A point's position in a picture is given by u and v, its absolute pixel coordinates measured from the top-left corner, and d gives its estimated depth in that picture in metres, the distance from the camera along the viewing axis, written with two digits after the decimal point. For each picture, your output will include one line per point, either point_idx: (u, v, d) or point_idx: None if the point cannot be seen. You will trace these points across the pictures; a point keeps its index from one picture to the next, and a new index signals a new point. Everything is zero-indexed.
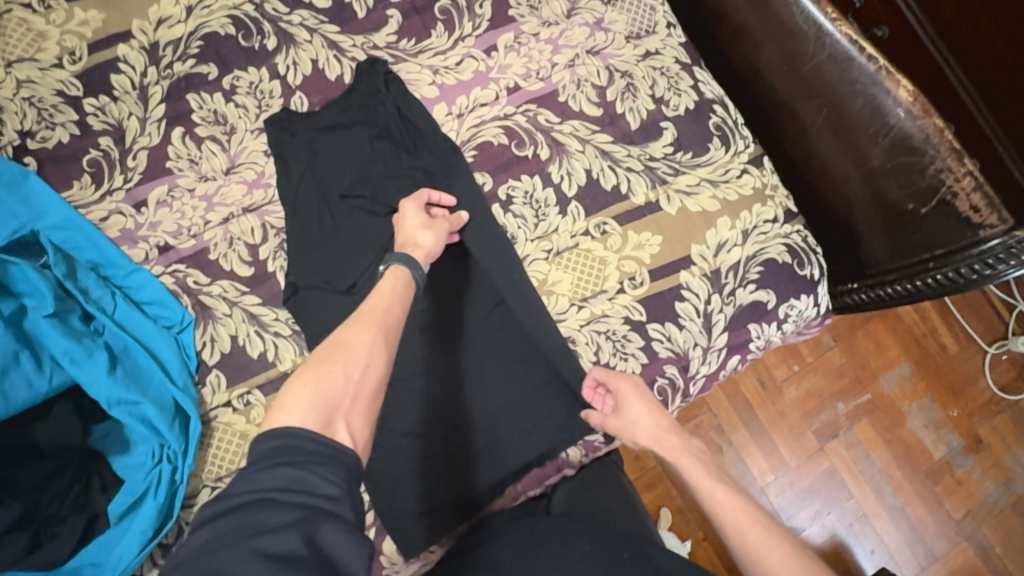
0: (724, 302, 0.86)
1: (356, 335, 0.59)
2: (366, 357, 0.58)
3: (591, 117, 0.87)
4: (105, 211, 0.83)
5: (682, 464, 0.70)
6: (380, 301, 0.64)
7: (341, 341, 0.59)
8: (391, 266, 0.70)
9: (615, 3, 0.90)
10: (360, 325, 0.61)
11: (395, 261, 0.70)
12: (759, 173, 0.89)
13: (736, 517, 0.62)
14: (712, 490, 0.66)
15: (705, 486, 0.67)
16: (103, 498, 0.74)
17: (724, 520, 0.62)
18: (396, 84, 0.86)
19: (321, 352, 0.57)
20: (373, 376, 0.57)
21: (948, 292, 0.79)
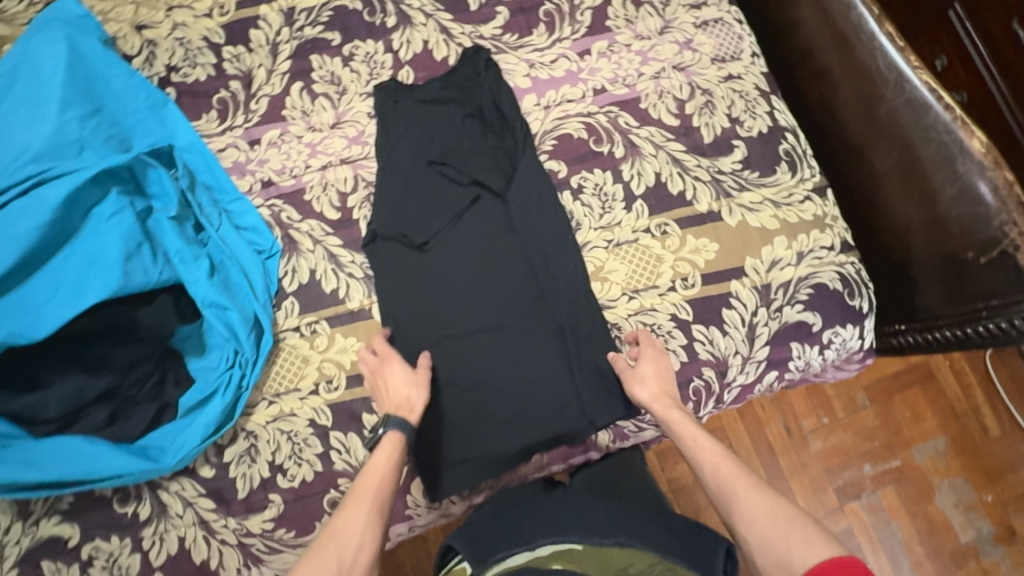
0: (770, 316, 0.88)
1: (353, 525, 0.67)
2: (359, 540, 0.66)
3: (668, 126, 0.93)
4: (224, 143, 0.93)
5: (671, 419, 0.76)
6: (375, 478, 0.71)
7: (341, 532, 0.66)
8: (389, 432, 0.76)
9: (707, 27, 0.97)
10: (354, 512, 0.68)
11: (394, 428, 0.76)
12: (821, 202, 0.93)
13: (716, 461, 0.71)
14: (696, 436, 0.73)
15: (687, 436, 0.74)
16: (176, 391, 0.82)
17: (704, 465, 0.71)
18: (494, 71, 0.94)
19: (317, 545, 0.65)
20: (367, 555, 0.65)
21: (993, 345, 0.81)
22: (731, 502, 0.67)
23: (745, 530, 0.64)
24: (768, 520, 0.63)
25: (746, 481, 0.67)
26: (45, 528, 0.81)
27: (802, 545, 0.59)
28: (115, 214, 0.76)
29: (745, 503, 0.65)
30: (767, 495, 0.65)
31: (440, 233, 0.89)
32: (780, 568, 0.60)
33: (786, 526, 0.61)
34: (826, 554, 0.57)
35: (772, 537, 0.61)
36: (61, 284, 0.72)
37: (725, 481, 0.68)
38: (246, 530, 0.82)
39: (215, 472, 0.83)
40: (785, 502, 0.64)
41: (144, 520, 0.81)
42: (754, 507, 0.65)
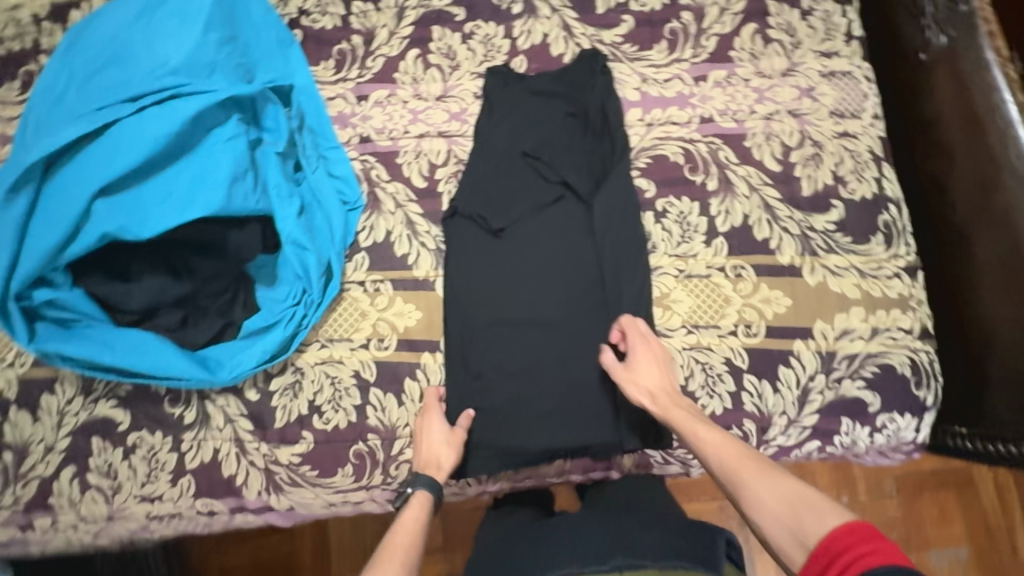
0: (828, 385, 0.86)
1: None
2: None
3: (768, 170, 0.91)
4: (334, 92, 0.97)
5: (674, 418, 0.76)
6: (404, 536, 0.73)
7: None
8: (417, 492, 0.79)
9: (832, 79, 0.94)
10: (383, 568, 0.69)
11: (422, 487, 0.79)
12: (910, 282, 0.89)
13: (725, 455, 0.71)
14: (697, 431, 0.74)
15: (689, 431, 0.74)
16: (242, 313, 0.86)
17: (712, 457, 0.72)
18: (607, 77, 0.95)
19: None
20: None
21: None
22: (741, 488, 0.68)
23: (756, 514, 0.65)
24: (779, 502, 0.64)
25: (752, 466, 0.68)
26: (101, 409, 0.87)
27: (813, 519, 0.60)
28: (232, 138, 0.81)
29: (753, 488, 0.66)
30: (773, 476, 0.66)
31: (518, 222, 0.91)
32: (797, 546, 0.61)
33: (794, 505, 0.63)
34: (835, 520, 0.59)
35: (783, 516, 0.63)
36: (171, 192, 0.77)
37: (732, 470, 0.69)
38: (275, 457, 0.86)
39: (259, 397, 0.87)
40: (790, 479, 0.65)
41: (188, 424, 0.87)
42: (763, 491, 0.66)
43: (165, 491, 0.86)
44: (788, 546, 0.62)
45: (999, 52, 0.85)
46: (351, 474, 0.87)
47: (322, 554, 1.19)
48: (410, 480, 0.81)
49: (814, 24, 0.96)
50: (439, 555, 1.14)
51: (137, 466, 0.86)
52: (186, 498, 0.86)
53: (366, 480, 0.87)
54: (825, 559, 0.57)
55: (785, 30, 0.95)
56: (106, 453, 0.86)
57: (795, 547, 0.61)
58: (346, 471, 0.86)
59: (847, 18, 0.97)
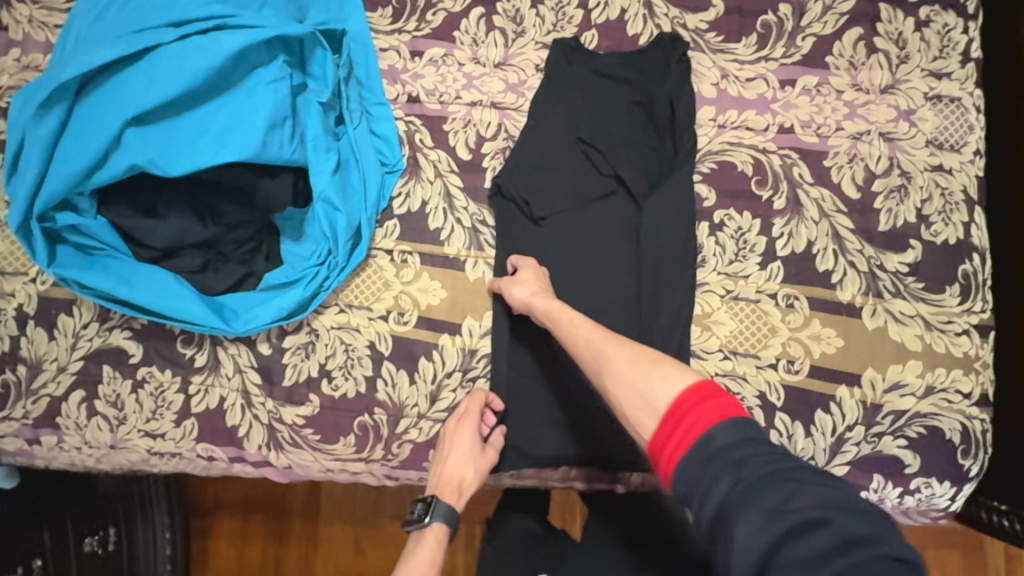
0: (866, 438, 0.79)
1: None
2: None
3: (845, 196, 0.82)
4: (388, 44, 0.90)
5: (549, 307, 0.76)
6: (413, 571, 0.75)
7: None
8: (434, 522, 0.79)
9: (937, 103, 0.84)
10: None
11: (438, 515, 0.79)
12: (979, 342, 0.81)
13: (581, 331, 0.73)
14: (565, 314, 0.75)
15: (561, 317, 0.75)
16: (264, 265, 0.84)
17: (579, 344, 0.72)
18: (684, 67, 0.86)
19: None
20: None
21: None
22: (604, 362, 0.69)
23: (621, 394, 0.65)
24: (631, 372, 0.65)
25: (610, 341, 0.70)
26: (115, 338, 0.86)
27: (661, 383, 0.62)
28: (274, 80, 0.75)
29: (613, 365, 0.67)
30: (632, 353, 0.68)
31: (563, 213, 0.85)
32: (648, 412, 0.62)
33: (645, 372, 0.64)
34: (684, 384, 0.61)
35: (637, 385, 0.64)
36: (205, 130, 0.73)
37: (597, 354, 0.70)
38: (279, 415, 0.85)
39: (271, 352, 0.85)
40: (646, 351, 0.67)
41: (198, 367, 0.86)
42: (622, 361, 0.67)
43: (168, 430, 0.86)
44: (643, 417, 0.62)
45: None
46: (353, 444, 0.85)
47: (312, 504, 1.20)
48: (429, 505, 0.79)
49: (928, 37, 0.85)
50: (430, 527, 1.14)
51: (143, 401, 0.86)
52: (188, 441, 0.86)
53: (366, 453, 0.85)
54: (673, 423, 0.58)
55: (894, 40, 0.85)
56: (115, 383, 0.86)
57: (648, 416, 0.62)
58: (348, 441, 0.85)
59: (968, 36, 0.85)
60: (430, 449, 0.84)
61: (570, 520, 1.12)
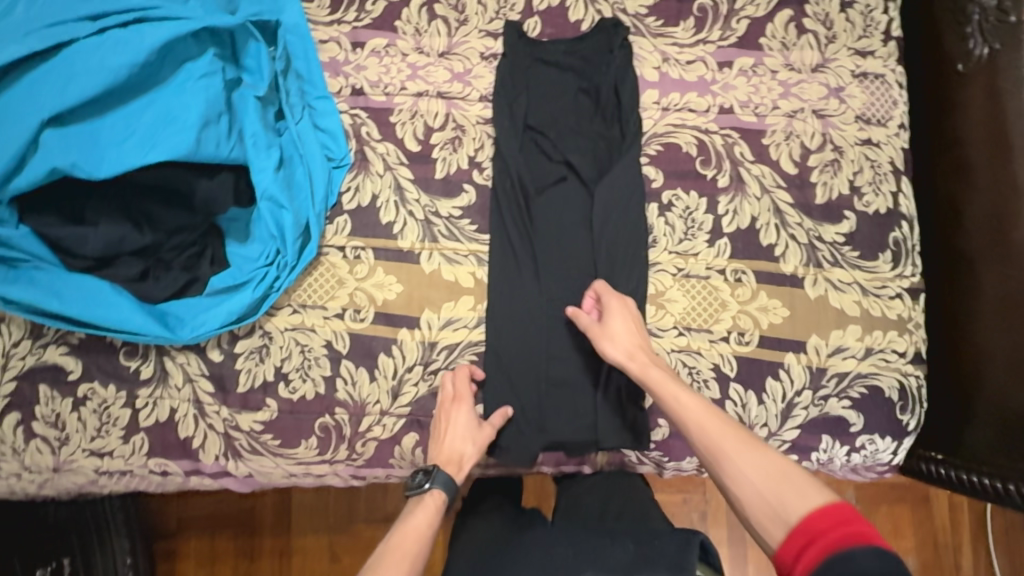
0: (813, 401, 0.83)
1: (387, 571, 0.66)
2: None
3: (783, 172, 0.86)
4: (327, 35, 0.88)
5: (650, 377, 0.74)
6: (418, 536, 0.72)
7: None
8: (433, 490, 0.76)
9: (864, 80, 0.88)
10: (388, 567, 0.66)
11: (439, 485, 0.76)
12: (910, 304, 0.86)
13: (695, 414, 0.70)
14: (677, 394, 0.72)
15: (665, 393, 0.72)
16: (209, 269, 0.80)
17: (689, 424, 0.70)
18: (626, 52, 0.88)
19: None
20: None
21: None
22: (721, 459, 0.67)
23: (737, 487, 0.65)
24: (763, 479, 0.64)
25: (730, 437, 0.68)
26: (50, 355, 0.81)
27: (796, 498, 0.61)
28: (205, 75, 0.73)
29: (734, 461, 0.66)
30: (759, 452, 0.66)
31: (519, 200, 0.85)
32: (775, 523, 0.61)
33: (779, 485, 0.63)
34: (820, 501, 0.59)
35: (766, 493, 0.63)
36: (133, 129, 0.69)
37: (708, 437, 0.69)
38: (235, 423, 0.82)
39: (223, 359, 0.82)
40: (772, 452, 0.66)
41: (144, 379, 0.82)
42: (745, 464, 0.66)
43: (116, 448, 0.82)
44: (769, 524, 0.61)
45: None
46: (315, 446, 0.83)
47: (283, 512, 1.17)
48: (429, 474, 0.77)
49: (852, 17, 0.89)
50: None
51: (86, 419, 0.81)
52: (138, 457, 0.82)
53: (330, 454, 0.83)
54: (806, 539, 0.57)
55: (821, 21, 0.88)
56: (53, 402, 0.81)
57: (774, 524, 0.61)
58: (310, 443, 0.83)
59: (888, 16, 0.90)
60: (395, 445, 0.83)
61: (543, 506, 1.14)
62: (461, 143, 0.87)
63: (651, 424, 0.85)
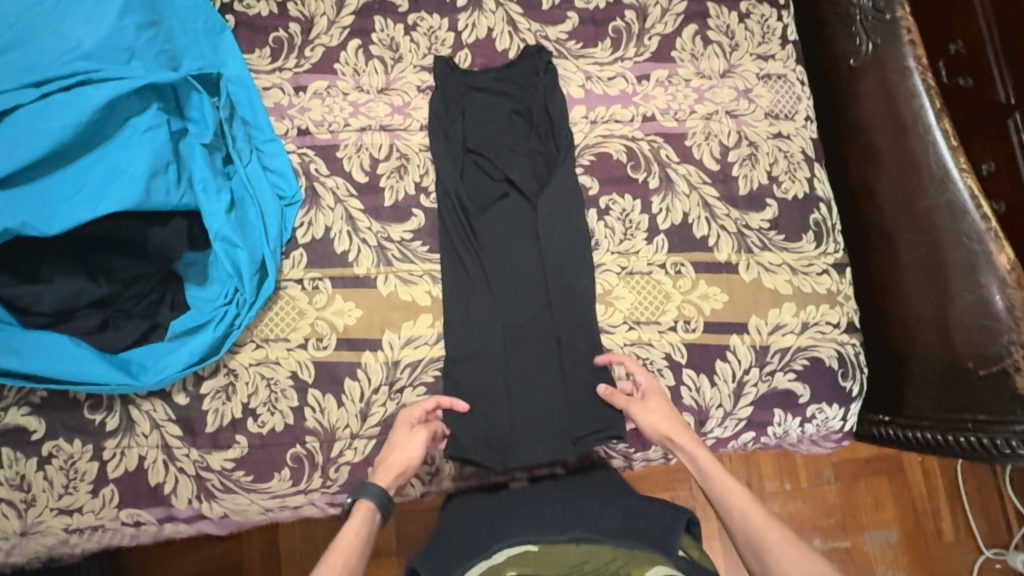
0: (761, 378, 0.89)
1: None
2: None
3: (707, 169, 0.93)
4: (270, 82, 0.93)
5: (698, 456, 0.78)
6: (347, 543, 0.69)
7: None
8: (360, 501, 0.74)
9: (768, 81, 0.97)
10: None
11: (367, 497, 0.74)
12: (838, 278, 0.93)
13: (740, 503, 0.73)
14: (725, 479, 0.75)
15: (714, 475, 0.76)
16: (169, 314, 0.82)
17: (732, 510, 0.73)
18: (551, 74, 0.95)
19: None
20: None
21: (969, 458, 0.84)
22: (764, 556, 0.69)
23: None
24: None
25: (778, 535, 0.69)
26: (12, 417, 0.81)
27: None
28: (150, 128, 0.76)
29: (779, 560, 0.67)
30: (805, 554, 0.67)
31: (467, 220, 0.90)
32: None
33: None
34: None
35: None
36: (81, 186, 0.72)
37: (753, 527, 0.71)
38: (206, 463, 0.83)
39: (189, 401, 0.83)
40: (819, 558, 0.67)
41: (110, 431, 0.82)
42: (788, 560, 0.67)
43: (85, 503, 0.81)
44: None
45: (920, 61, 0.90)
46: (289, 478, 0.84)
47: (271, 560, 1.15)
48: (359, 486, 0.75)
49: (751, 26, 0.98)
50: (395, 556, 1.15)
51: (53, 477, 0.81)
52: (109, 509, 0.82)
53: (304, 484, 0.84)
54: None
55: (724, 32, 0.98)
56: (17, 464, 0.81)
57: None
58: (283, 475, 0.84)
59: (783, 22, 1.00)
60: (368, 467, 0.85)
61: None
62: (406, 171, 0.92)
63: None
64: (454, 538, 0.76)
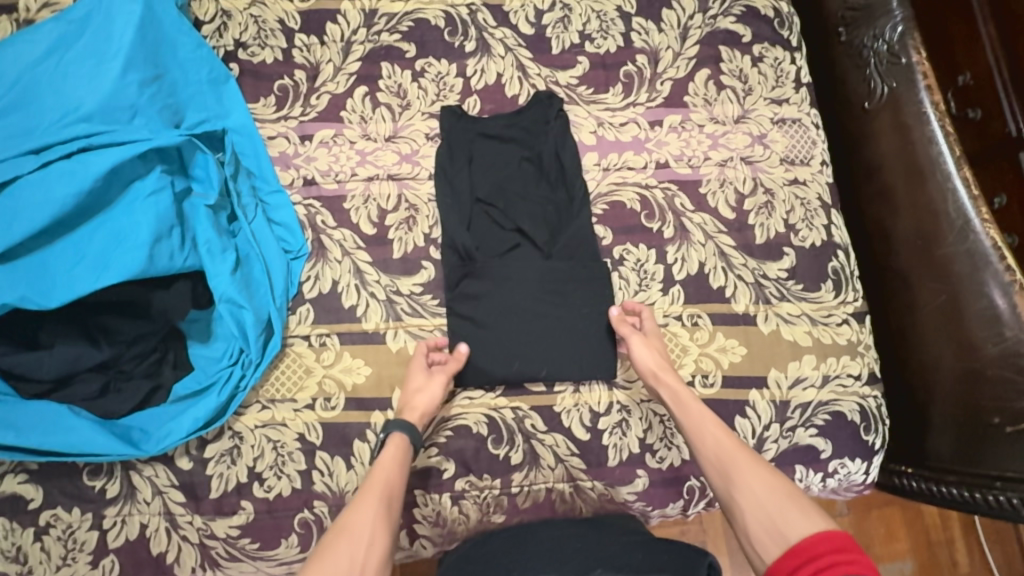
0: (782, 434, 0.86)
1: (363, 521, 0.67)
2: (369, 536, 0.66)
3: (723, 218, 0.91)
4: (275, 131, 0.90)
5: (675, 389, 0.79)
6: (383, 474, 0.72)
7: (346, 528, 0.66)
8: (393, 435, 0.76)
9: (783, 126, 0.95)
10: (364, 508, 0.68)
11: (398, 429, 0.76)
12: (858, 328, 0.90)
13: (714, 431, 0.75)
14: (700, 409, 0.77)
15: (690, 406, 0.77)
16: (172, 374, 0.80)
17: (705, 439, 0.74)
18: (562, 121, 0.93)
19: (328, 540, 0.65)
20: (377, 549, 0.65)
21: (993, 516, 0.81)
22: (731, 476, 0.70)
23: (744, 499, 0.67)
24: (768, 495, 0.67)
25: (746, 455, 0.71)
26: (8, 485, 0.78)
27: (798, 517, 0.63)
28: (153, 192, 0.74)
29: (745, 475, 0.69)
30: (768, 472, 0.69)
31: (477, 273, 0.87)
32: (772, 539, 0.63)
33: (784, 501, 0.65)
34: (821, 527, 0.61)
35: (771, 510, 0.65)
36: (81, 256, 0.70)
37: (724, 452, 0.72)
38: (210, 531, 0.80)
39: (192, 466, 0.80)
40: (783, 479, 0.69)
41: (111, 498, 0.79)
42: (756, 479, 0.69)
43: (84, 574, 0.78)
44: (767, 542, 0.63)
45: (937, 106, 0.88)
46: (296, 544, 0.81)
47: None
48: (388, 422, 0.77)
49: (765, 70, 0.97)
50: None
51: (51, 548, 0.78)
52: None
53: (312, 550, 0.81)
54: (804, 556, 0.59)
55: (737, 76, 0.96)
56: (14, 535, 0.78)
57: (770, 540, 0.63)
58: (290, 542, 0.81)
59: (797, 65, 0.98)
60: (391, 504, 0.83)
61: None
62: (415, 222, 0.89)
63: (629, 476, 0.86)
64: (477, 566, 0.72)
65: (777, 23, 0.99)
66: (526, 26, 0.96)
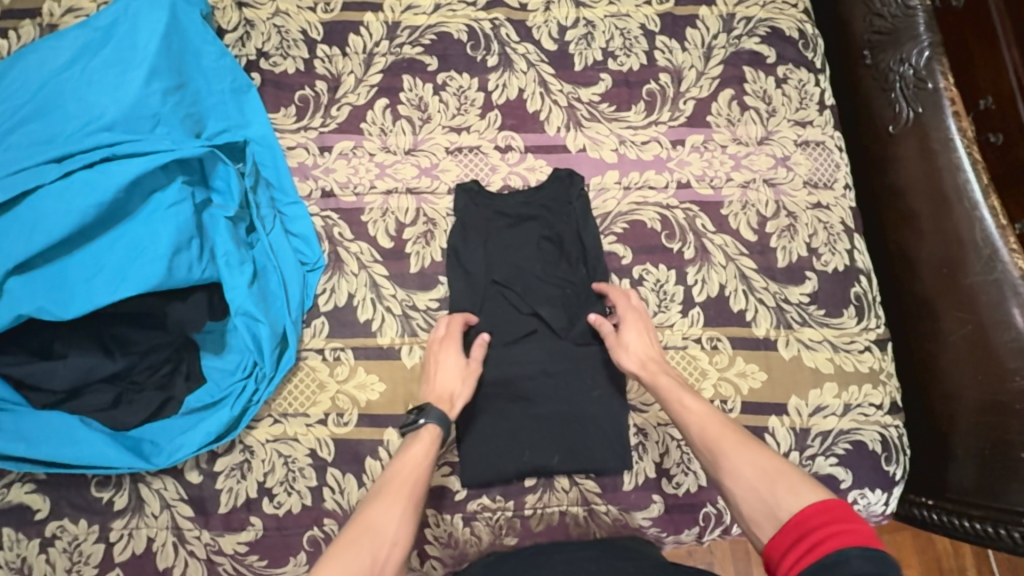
0: (801, 462, 0.84)
1: (384, 515, 0.65)
2: (393, 536, 0.64)
3: (744, 240, 0.90)
4: (295, 141, 0.90)
5: (660, 384, 0.76)
6: (410, 472, 0.71)
7: (376, 523, 0.64)
8: (429, 425, 0.75)
9: (807, 148, 0.94)
10: (388, 505, 0.66)
11: (433, 420, 0.75)
12: (880, 355, 0.89)
13: (699, 417, 0.72)
14: (682, 398, 0.74)
15: (673, 399, 0.75)
16: (184, 387, 0.79)
17: (691, 425, 0.72)
18: (583, 203, 0.90)
19: (350, 536, 0.62)
20: (397, 555, 0.63)
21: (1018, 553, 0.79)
22: (721, 459, 0.68)
23: (732, 482, 0.65)
24: (755, 475, 0.64)
25: (731, 437, 0.68)
26: (16, 494, 0.78)
27: (789, 493, 0.61)
28: (175, 204, 0.74)
29: (731, 460, 0.67)
30: (755, 451, 0.66)
31: (486, 359, 0.84)
32: (767, 518, 0.61)
33: (772, 480, 0.63)
34: (813, 500, 0.58)
35: (761, 491, 0.62)
36: (102, 265, 0.70)
37: (710, 437, 0.69)
38: (218, 547, 0.78)
39: (202, 480, 0.79)
40: (770, 456, 0.66)
41: (118, 510, 0.78)
42: (742, 462, 0.66)
43: None
44: (763, 520, 0.61)
45: (964, 133, 0.87)
46: (304, 562, 0.79)
47: None
48: (422, 408, 0.76)
49: (789, 91, 0.96)
50: None
51: (56, 560, 0.77)
52: None
53: None
54: (797, 534, 0.56)
55: (761, 97, 0.95)
56: (19, 546, 0.77)
57: (767, 521, 0.61)
58: (299, 560, 0.79)
59: (821, 87, 0.97)
60: None
61: None
62: (433, 236, 0.88)
63: (644, 501, 0.84)
64: None
65: (801, 44, 0.98)
66: (549, 43, 0.96)
